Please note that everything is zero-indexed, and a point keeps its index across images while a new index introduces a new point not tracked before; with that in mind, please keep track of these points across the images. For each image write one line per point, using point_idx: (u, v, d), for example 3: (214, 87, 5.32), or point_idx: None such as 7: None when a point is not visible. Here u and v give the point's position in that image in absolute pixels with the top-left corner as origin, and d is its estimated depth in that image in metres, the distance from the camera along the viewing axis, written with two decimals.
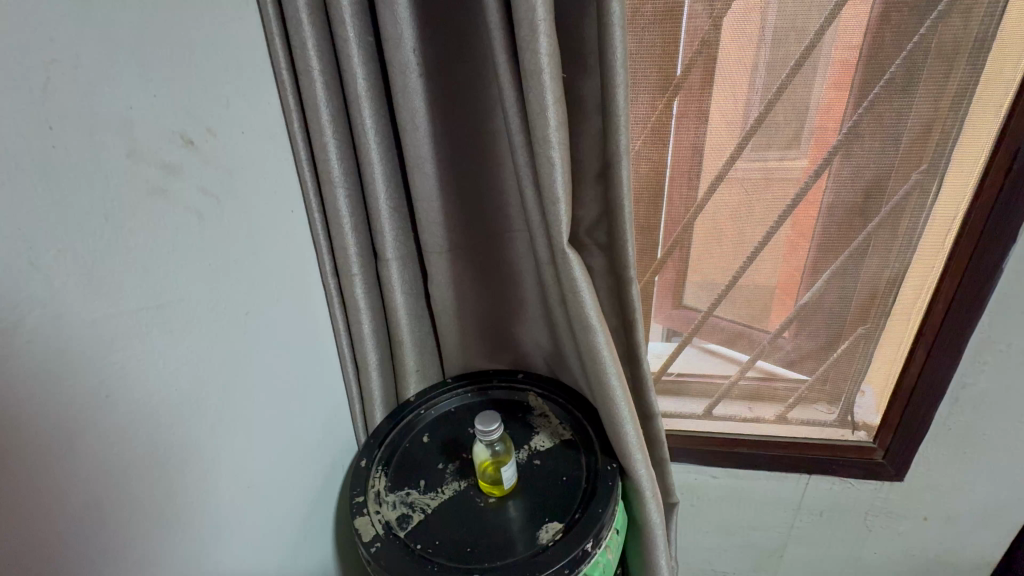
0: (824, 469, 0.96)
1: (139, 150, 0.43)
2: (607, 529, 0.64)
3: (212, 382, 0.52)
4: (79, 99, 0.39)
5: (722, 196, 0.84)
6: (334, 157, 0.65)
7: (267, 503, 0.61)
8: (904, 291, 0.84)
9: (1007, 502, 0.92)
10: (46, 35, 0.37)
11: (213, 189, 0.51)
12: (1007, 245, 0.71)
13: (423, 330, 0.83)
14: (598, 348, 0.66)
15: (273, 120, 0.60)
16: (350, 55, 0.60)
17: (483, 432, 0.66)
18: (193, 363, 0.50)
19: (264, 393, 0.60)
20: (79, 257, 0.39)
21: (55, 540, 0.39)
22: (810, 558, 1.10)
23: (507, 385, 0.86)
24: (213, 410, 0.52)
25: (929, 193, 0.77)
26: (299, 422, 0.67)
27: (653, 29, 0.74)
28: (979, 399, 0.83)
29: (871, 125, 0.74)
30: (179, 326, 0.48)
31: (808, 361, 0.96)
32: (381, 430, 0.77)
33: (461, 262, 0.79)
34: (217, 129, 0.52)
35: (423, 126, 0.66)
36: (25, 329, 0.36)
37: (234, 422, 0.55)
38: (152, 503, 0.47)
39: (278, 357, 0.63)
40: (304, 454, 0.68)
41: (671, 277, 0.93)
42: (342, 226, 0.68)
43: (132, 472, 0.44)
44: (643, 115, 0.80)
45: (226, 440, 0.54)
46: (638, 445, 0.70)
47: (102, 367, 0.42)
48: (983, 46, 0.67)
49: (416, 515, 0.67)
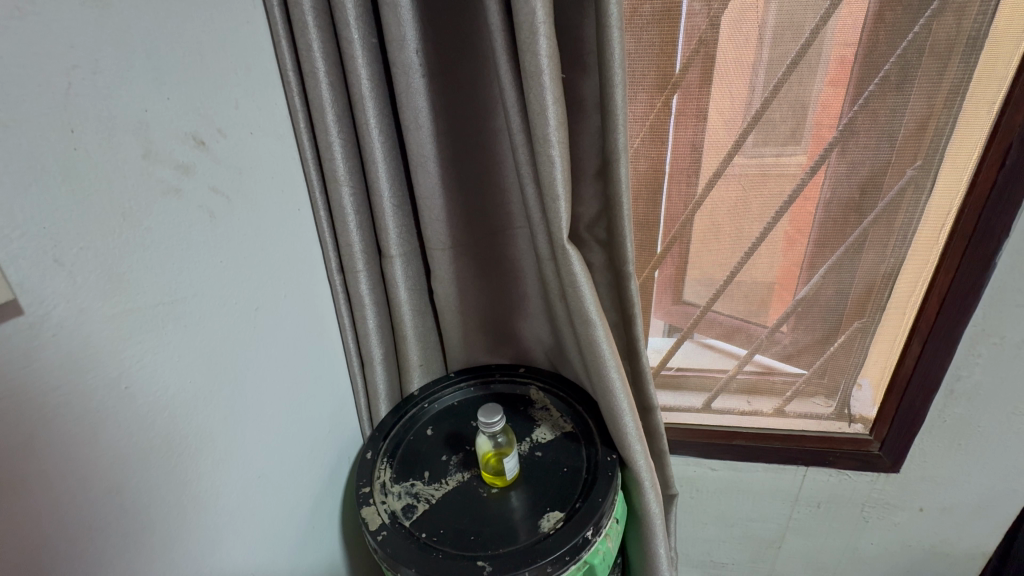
0: (821, 461, 0.98)
1: (154, 151, 0.45)
2: (607, 517, 0.66)
3: (225, 375, 0.54)
4: (99, 102, 0.40)
5: (721, 193, 0.85)
6: (340, 156, 0.66)
7: (276, 493, 0.63)
8: (900, 286, 0.86)
9: (1001, 493, 0.93)
10: (67, 42, 0.38)
11: (223, 188, 0.53)
12: (1000, 239, 0.72)
13: (426, 325, 0.85)
14: (597, 342, 0.67)
15: (280, 121, 0.62)
16: (354, 56, 0.62)
17: (484, 424, 0.68)
18: (207, 357, 0.51)
19: (274, 386, 0.62)
20: (99, 254, 0.41)
21: (81, 524, 0.41)
22: (807, 549, 1.12)
23: (508, 379, 0.87)
24: (226, 402, 0.54)
25: (924, 189, 0.78)
26: (308, 415, 0.69)
27: (651, 28, 0.75)
28: (973, 391, 0.84)
29: (866, 122, 0.76)
30: (194, 321, 0.50)
31: (805, 355, 0.97)
32: (386, 424, 0.79)
33: (463, 258, 0.81)
34: (227, 130, 0.53)
35: (425, 125, 0.68)
36: (51, 322, 0.38)
37: (246, 413, 0.57)
38: (169, 492, 0.49)
39: (287, 351, 0.64)
40: (312, 446, 0.70)
41: (670, 272, 0.94)
42: (347, 224, 0.70)
43: (149, 461, 0.46)
44: (642, 113, 0.81)
45: (238, 432, 0.56)
46: (637, 436, 0.72)
47: (122, 359, 0.43)
48: (976, 44, 0.68)
49: (421, 505, 0.69)
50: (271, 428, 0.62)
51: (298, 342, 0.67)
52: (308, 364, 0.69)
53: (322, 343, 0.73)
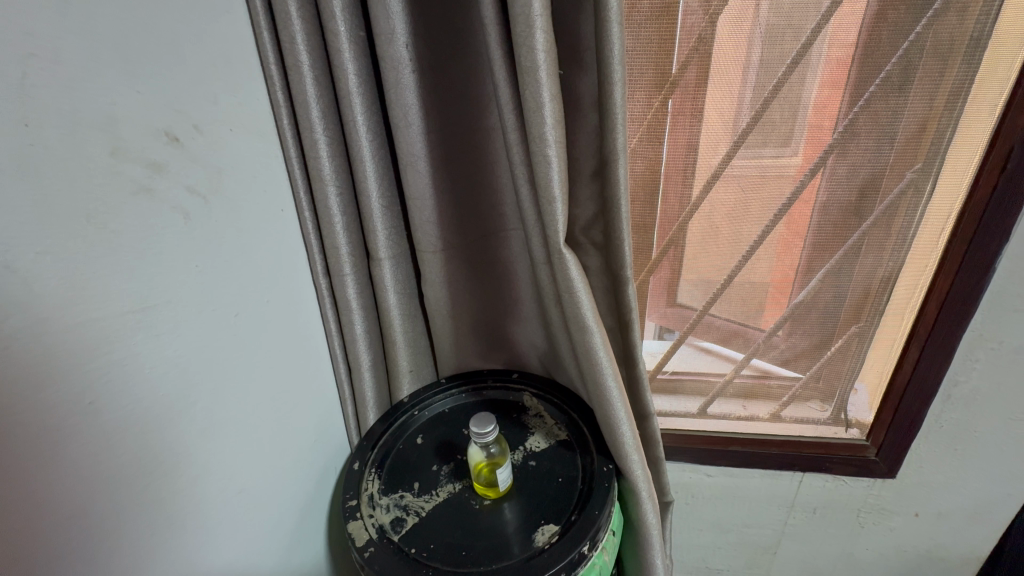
0: (817, 467, 0.97)
1: (123, 149, 0.42)
2: (603, 531, 0.63)
3: (203, 386, 0.51)
4: (60, 95, 0.37)
5: (718, 195, 0.83)
6: (325, 155, 0.63)
7: (259, 509, 0.60)
8: (898, 290, 0.85)
9: (995, 497, 0.93)
10: (23, 27, 0.35)
11: (200, 188, 0.50)
12: (1000, 243, 0.71)
13: (416, 330, 0.82)
14: (594, 349, 0.65)
15: (262, 117, 0.59)
16: (340, 50, 0.59)
17: (478, 432, 0.66)
18: (179, 367, 0.48)
19: (256, 397, 0.59)
20: (60, 259, 0.38)
21: (41, 552, 0.38)
22: (803, 555, 1.10)
23: (501, 385, 0.85)
24: (204, 415, 0.51)
25: (923, 192, 0.77)
26: (293, 427, 0.66)
27: (649, 25, 0.73)
28: (970, 396, 0.83)
29: (867, 123, 0.74)
30: (168, 329, 0.47)
31: (801, 360, 0.96)
32: (374, 432, 0.76)
33: (455, 261, 0.78)
34: (204, 126, 0.50)
35: (416, 123, 0.65)
36: (6, 332, 0.35)
37: (226, 426, 0.54)
38: (144, 512, 0.46)
39: (271, 359, 0.62)
40: (298, 458, 0.67)
41: (665, 276, 0.92)
42: (333, 226, 0.67)
43: (119, 480, 0.43)
44: (639, 112, 0.79)
45: (217, 446, 0.53)
46: (634, 446, 0.70)
47: (85, 373, 0.40)
48: (979, 45, 0.67)
49: (410, 518, 0.66)
50: (254, 440, 0.59)
51: (283, 349, 0.64)
52: (293, 372, 0.66)
53: (308, 352, 0.70)
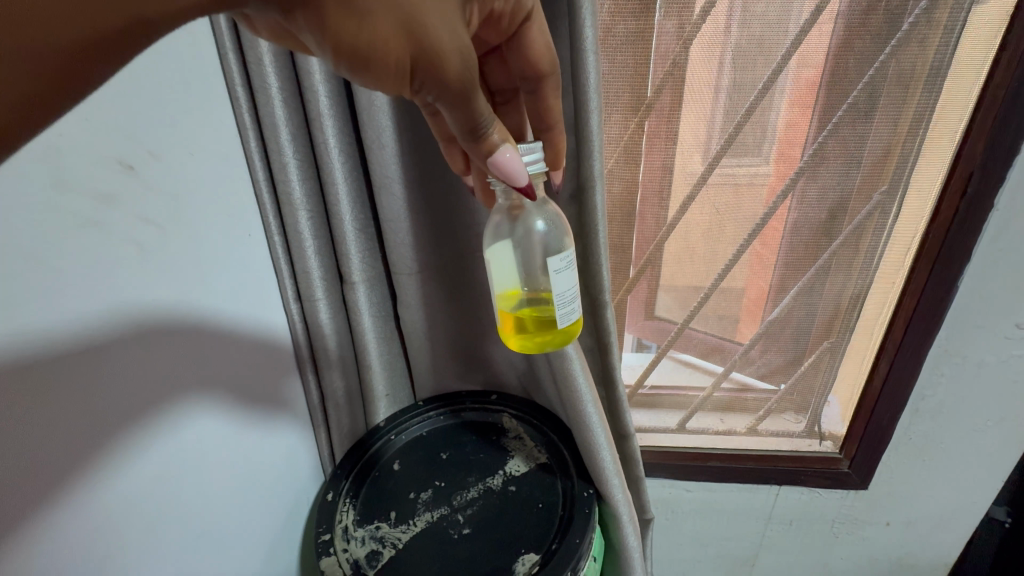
0: (792, 480, 0.98)
1: (67, 183, 0.40)
2: (584, 559, 0.63)
3: (54, 392, 0.40)
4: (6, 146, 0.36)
5: (694, 216, 0.84)
6: (296, 179, 0.61)
7: (170, 524, 0.51)
8: (867, 307, 0.87)
9: (960, 505, 0.96)
10: None
11: (157, 218, 0.48)
12: (963, 263, 0.74)
13: (391, 352, 0.80)
14: (573, 374, 0.65)
15: (226, 139, 0.56)
16: (310, 71, 0.57)
17: (526, 149, 0.47)
18: (5, 386, 0.36)
19: (157, 402, 0.49)
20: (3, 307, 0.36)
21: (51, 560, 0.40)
22: (780, 566, 1.12)
23: (480, 406, 0.83)
24: (72, 424, 0.42)
25: (889, 213, 0.79)
26: (213, 439, 0.56)
27: (624, 49, 0.73)
28: (935, 409, 0.86)
29: (835, 147, 0.76)
30: (36, 350, 0.38)
31: (777, 374, 0.97)
32: (348, 460, 0.74)
33: (432, 283, 0.76)
34: (161, 152, 0.48)
35: (389, 145, 0.64)
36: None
37: (94, 436, 0.43)
38: (76, 556, 0.42)
39: (208, 379, 0.55)
40: (217, 474, 0.57)
41: (643, 293, 0.93)
42: (304, 250, 0.64)
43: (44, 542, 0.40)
44: (616, 134, 0.79)
45: (83, 463, 0.42)
46: (614, 469, 0.69)
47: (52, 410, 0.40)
48: (938, 74, 0.69)
49: (386, 551, 0.64)
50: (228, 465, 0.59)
51: (191, 346, 0.53)
52: (215, 375, 0.56)
53: (232, 355, 0.58)
